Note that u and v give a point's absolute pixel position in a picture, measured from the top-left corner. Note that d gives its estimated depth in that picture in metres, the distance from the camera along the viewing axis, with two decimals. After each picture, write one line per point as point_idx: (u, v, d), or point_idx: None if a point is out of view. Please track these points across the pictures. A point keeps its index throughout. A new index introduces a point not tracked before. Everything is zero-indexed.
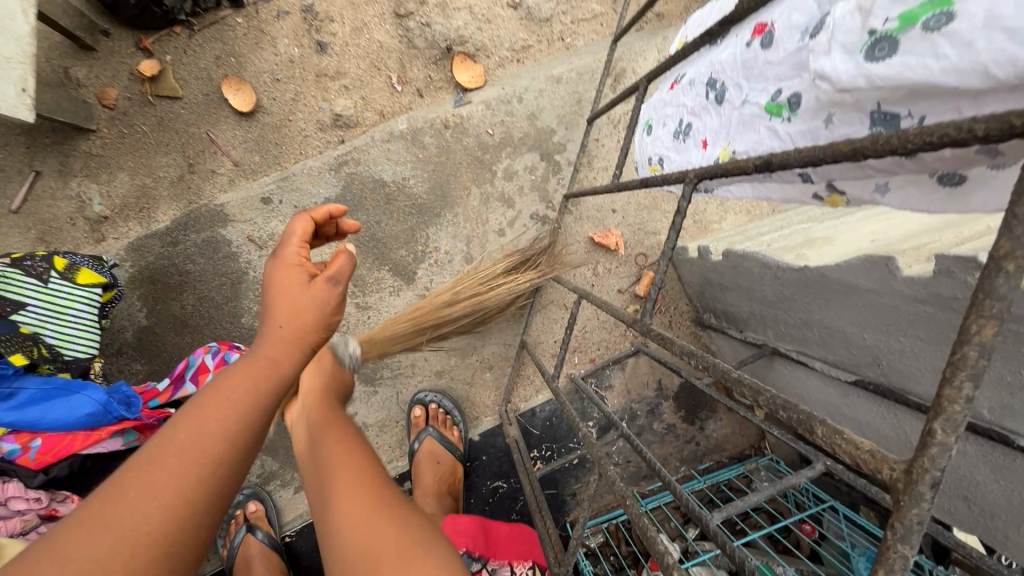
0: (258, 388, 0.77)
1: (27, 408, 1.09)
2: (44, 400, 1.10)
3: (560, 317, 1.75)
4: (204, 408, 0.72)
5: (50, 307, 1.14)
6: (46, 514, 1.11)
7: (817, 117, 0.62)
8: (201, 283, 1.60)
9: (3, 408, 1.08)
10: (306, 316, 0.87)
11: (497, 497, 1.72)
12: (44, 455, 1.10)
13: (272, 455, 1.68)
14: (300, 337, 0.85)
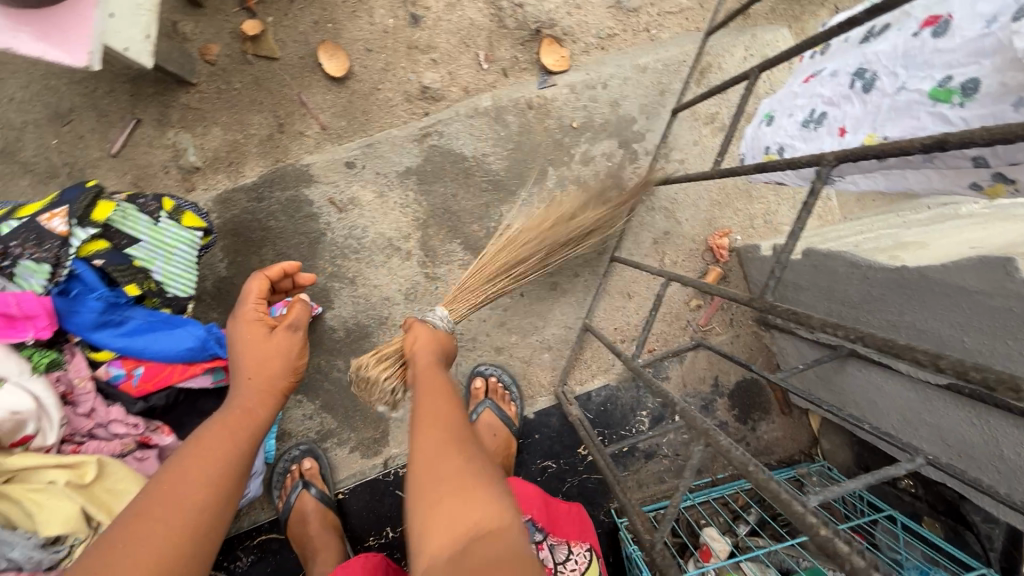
0: (232, 449, 0.98)
1: (135, 337, 1.13)
2: (150, 332, 1.14)
3: (622, 305, 1.76)
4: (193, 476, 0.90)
5: (158, 244, 1.19)
6: (140, 441, 1.15)
7: (1001, 101, 0.69)
8: (281, 239, 1.65)
9: (113, 334, 1.12)
10: (274, 364, 1.10)
11: (545, 477, 1.73)
12: (145, 384, 1.15)
13: (331, 413, 1.71)
14: (268, 386, 1.09)
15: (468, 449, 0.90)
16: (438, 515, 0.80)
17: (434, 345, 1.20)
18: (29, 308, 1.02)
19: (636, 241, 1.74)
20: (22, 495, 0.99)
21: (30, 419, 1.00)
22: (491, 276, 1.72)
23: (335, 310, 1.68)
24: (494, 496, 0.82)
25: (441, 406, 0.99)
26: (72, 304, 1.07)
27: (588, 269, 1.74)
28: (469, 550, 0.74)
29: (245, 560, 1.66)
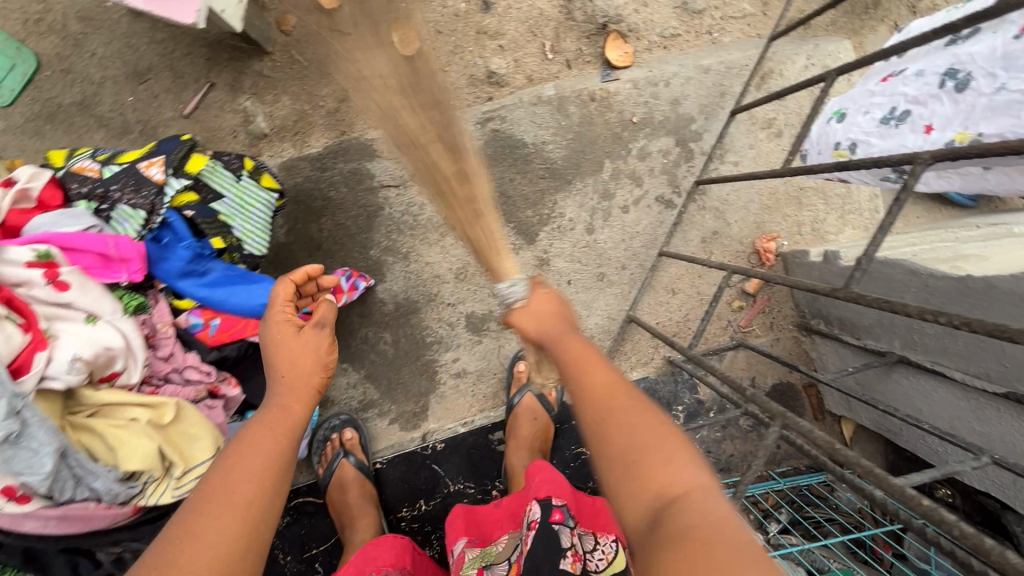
0: (264, 455, 0.86)
1: (216, 289, 1.17)
2: (230, 284, 1.18)
3: (666, 301, 1.79)
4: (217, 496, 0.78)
5: (239, 201, 1.22)
6: (211, 391, 1.18)
7: None
8: (341, 211, 1.69)
9: (196, 283, 1.16)
10: (307, 360, 1.01)
11: (579, 463, 1.76)
12: (221, 334, 1.19)
13: (374, 383, 1.74)
14: (306, 383, 1.00)
15: (638, 411, 0.79)
16: (624, 485, 0.73)
17: (559, 318, 0.97)
18: (127, 251, 1.06)
19: (685, 239, 1.77)
20: (106, 428, 1.02)
21: (119, 357, 1.03)
22: (540, 262, 1.74)
23: (387, 284, 1.72)
24: (686, 461, 0.72)
25: (597, 373, 0.87)
26: (162, 252, 1.13)
27: (635, 262, 1.77)
28: (663, 517, 0.68)
29: (281, 520, 1.71)
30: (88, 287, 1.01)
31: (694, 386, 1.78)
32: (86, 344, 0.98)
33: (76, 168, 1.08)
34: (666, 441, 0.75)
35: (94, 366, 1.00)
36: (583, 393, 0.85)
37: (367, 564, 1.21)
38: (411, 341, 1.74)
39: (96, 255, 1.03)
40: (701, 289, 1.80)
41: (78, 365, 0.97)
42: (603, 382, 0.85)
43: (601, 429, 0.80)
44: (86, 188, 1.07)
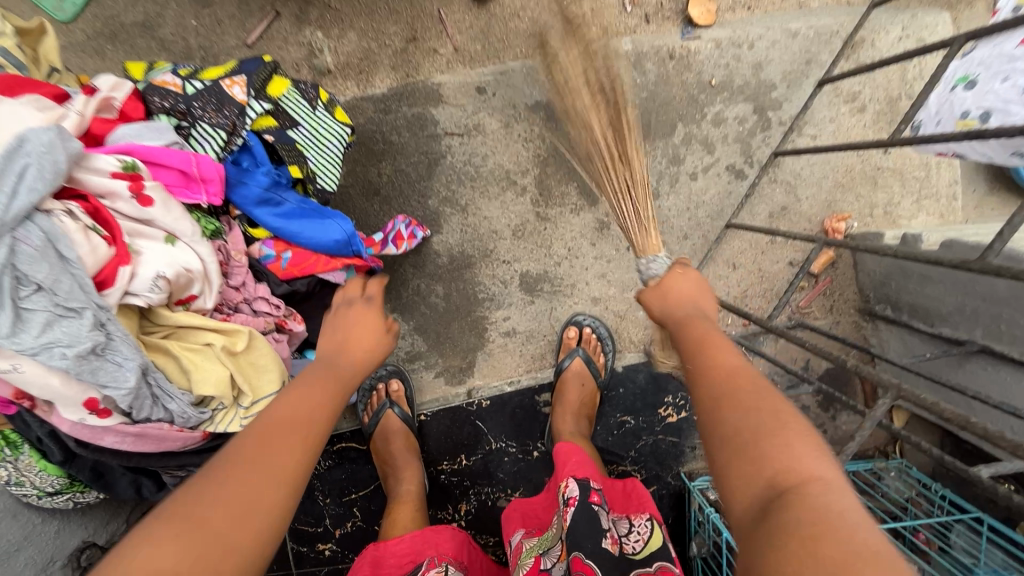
0: (307, 416, 0.85)
1: (289, 219, 1.14)
2: (304, 216, 1.15)
3: (725, 275, 1.74)
4: (257, 439, 0.77)
5: (314, 132, 1.17)
6: (278, 325, 1.16)
7: None
8: (401, 156, 1.64)
9: (271, 213, 1.13)
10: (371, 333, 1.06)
11: (622, 431, 1.75)
12: (292, 268, 1.17)
13: (423, 336, 1.72)
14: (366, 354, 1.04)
15: (762, 402, 0.75)
16: (737, 468, 0.69)
17: (692, 301, 1.06)
18: (208, 171, 1.02)
19: (751, 212, 1.71)
20: (181, 350, 1.01)
21: (197, 281, 1.00)
22: (601, 225, 1.70)
23: (442, 236, 1.68)
24: (812, 452, 0.66)
25: (723, 358, 0.86)
26: (241, 176, 1.10)
27: (698, 233, 1.72)
28: (774, 504, 0.62)
29: (323, 464, 1.73)
30: (170, 204, 0.98)
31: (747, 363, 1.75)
32: (167, 263, 0.95)
33: (158, 82, 1.05)
34: (790, 431, 0.69)
35: (174, 287, 0.97)
36: (707, 373, 0.85)
37: (428, 548, 1.19)
38: (463, 296, 1.71)
39: (177, 172, 1.00)
40: (763, 266, 1.74)
41: (160, 284, 0.94)
42: (727, 369, 0.84)
43: (718, 409, 0.78)
44: (167, 102, 1.03)
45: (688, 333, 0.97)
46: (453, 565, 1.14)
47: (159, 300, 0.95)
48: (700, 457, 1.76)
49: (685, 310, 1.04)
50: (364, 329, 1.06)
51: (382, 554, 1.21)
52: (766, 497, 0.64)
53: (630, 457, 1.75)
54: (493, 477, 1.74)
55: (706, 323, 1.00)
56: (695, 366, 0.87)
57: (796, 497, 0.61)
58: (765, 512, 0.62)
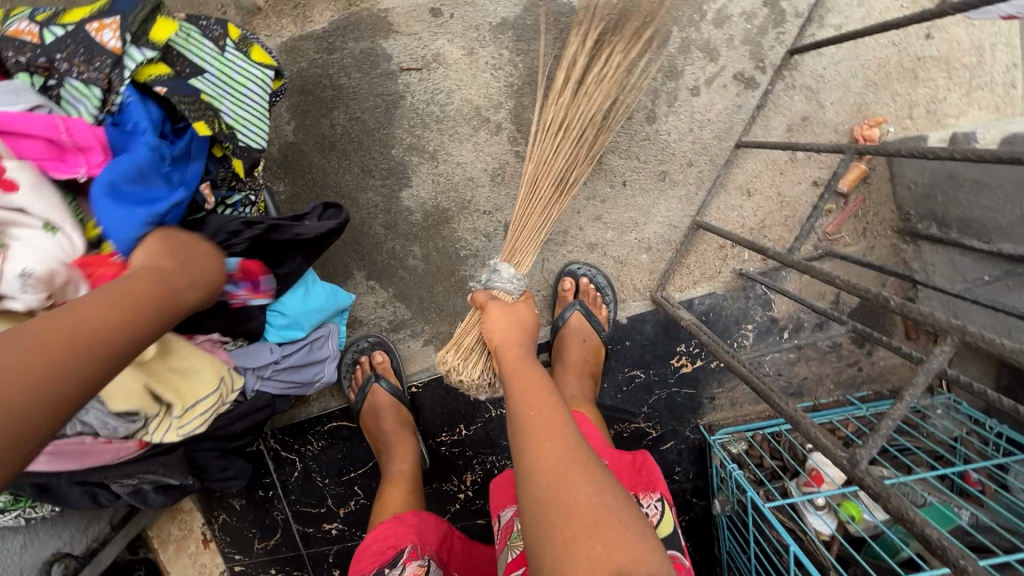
0: (127, 315, 0.74)
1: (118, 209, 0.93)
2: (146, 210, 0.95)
3: (738, 204, 1.51)
4: (71, 333, 0.66)
5: (226, 79, 1.07)
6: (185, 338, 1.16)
7: None
8: (354, 101, 1.44)
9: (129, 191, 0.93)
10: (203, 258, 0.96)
11: (632, 386, 1.59)
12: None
13: (405, 303, 1.56)
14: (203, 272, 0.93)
15: (600, 487, 0.79)
16: (579, 561, 0.70)
17: (524, 335, 1.17)
18: (81, 137, 0.92)
19: (766, 127, 1.46)
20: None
21: (83, 279, 0.91)
22: None
23: (413, 189, 1.49)
24: (651, 543, 0.74)
25: (549, 412, 0.94)
26: (125, 141, 0.95)
27: (704, 157, 1.49)
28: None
29: (316, 445, 1.64)
30: (39, 186, 0.88)
31: (768, 302, 1.55)
32: (43, 257, 0.86)
33: (12, 32, 0.91)
34: (619, 522, 0.74)
35: (56, 285, 0.88)
36: (540, 442, 0.88)
37: (410, 534, 1.14)
38: (443, 255, 1.53)
39: (44, 142, 0.89)
40: (782, 189, 1.51)
41: (32, 282, 0.84)
42: (556, 428, 0.90)
43: (544, 498, 0.79)
44: (24, 56, 0.90)
45: (516, 382, 1.04)
46: (435, 562, 1.12)
47: (39, 301, 0.85)
48: (720, 408, 1.61)
49: (505, 342, 1.14)
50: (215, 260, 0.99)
51: (361, 547, 1.15)
52: None
53: (643, 414, 1.60)
54: (497, 445, 1.63)
55: (530, 360, 1.11)
56: (525, 426, 0.93)
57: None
58: None
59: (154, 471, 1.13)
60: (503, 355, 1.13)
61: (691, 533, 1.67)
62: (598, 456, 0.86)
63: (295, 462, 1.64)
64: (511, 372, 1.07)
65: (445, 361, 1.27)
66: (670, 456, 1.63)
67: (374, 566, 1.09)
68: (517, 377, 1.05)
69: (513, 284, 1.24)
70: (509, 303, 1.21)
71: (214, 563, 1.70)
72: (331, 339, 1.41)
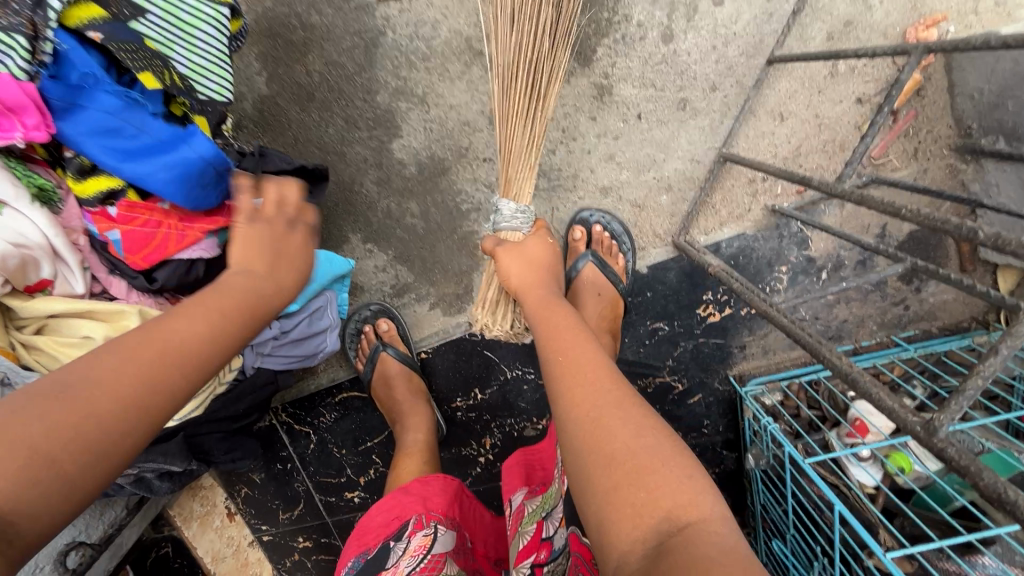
0: (207, 331, 0.74)
1: (148, 159, 0.86)
2: (172, 150, 0.87)
3: (770, 131, 1.34)
4: (152, 353, 0.67)
5: (174, 22, 0.89)
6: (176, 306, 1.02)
7: None
8: (329, 42, 1.28)
9: (127, 147, 0.84)
10: (284, 260, 0.92)
11: (655, 340, 1.48)
12: (134, 257, 0.91)
13: (407, 265, 1.45)
14: (280, 274, 0.90)
15: (640, 428, 0.72)
16: (623, 510, 0.65)
17: (546, 276, 1.05)
18: (8, 96, 0.74)
19: (803, 35, 1.26)
20: (54, 346, 0.88)
21: (45, 259, 0.85)
22: (601, 90, 1.31)
23: (404, 139, 1.35)
24: (702, 478, 0.67)
25: (582, 356, 0.86)
26: (75, 97, 0.80)
27: (729, 78, 1.31)
28: (665, 547, 0.61)
29: (329, 416, 1.59)
30: None
31: (805, 240, 1.40)
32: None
33: None
34: (664, 461, 0.68)
35: (10, 270, 0.82)
36: (573, 389, 0.81)
37: (415, 503, 1.08)
38: (443, 211, 1.40)
39: None
40: (820, 110, 1.33)
41: None
42: (593, 373, 0.82)
43: (585, 444, 0.73)
44: None
45: (544, 328, 0.95)
46: (443, 524, 1.06)
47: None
48: (751, 356, 1.50)
49: (527, 291, 1.02)
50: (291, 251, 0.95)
51: (365, 519, 1.11)
52: (657, 539, 0.62)
53: (667, 367, 1.50)
54: (514, 408, 1.56)
55: (560, 305, 1.00)
56: (557, 372, 0.86)
57: (688, 541, 0.60)
58: (658, 550, 0.61)
59: (154, 459, 1.13)
60: (527, 305, 1.02)
61: (723, 486, 1.60)
62: (640, 395, 0.79)
63: (309, 434, 1.61)
64: (539, 321, 0.98)
65: (476, 319, 1.18)
66: (698, 410, 1.54)
67: (379, 539, 1.05)
68: (544, 327, 0.96)
69: (520, 218, 1.05)
70: (517, 242, 1.05)
71: (241, 535, 1.70)
72: (330, 309, 1.29)
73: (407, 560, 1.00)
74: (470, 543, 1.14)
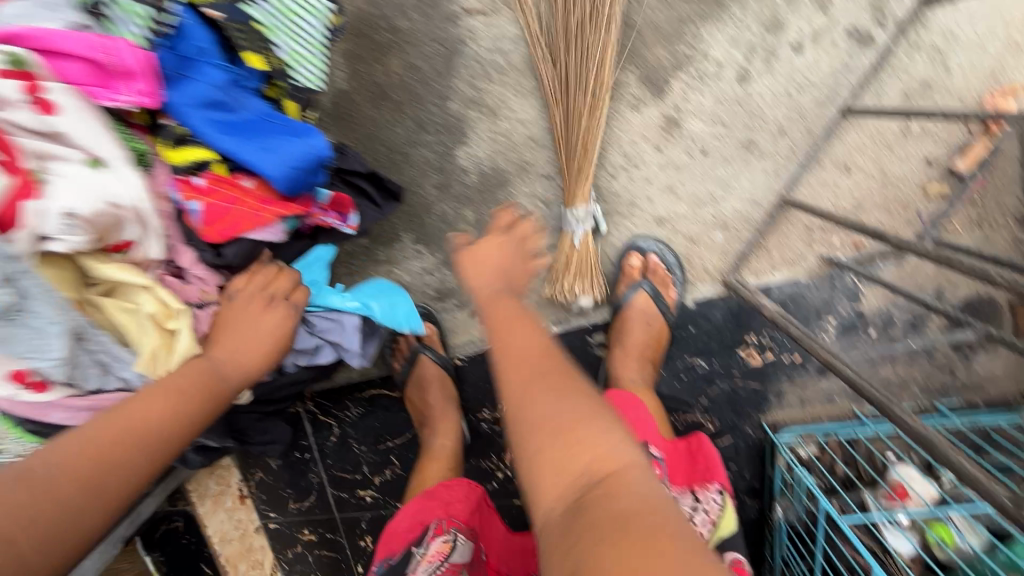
0: (170, 413, 0.82)
1: (242, 142, 0.86)
2: (263, 139, 0.87)
3: (834, 181, 1.33)
4: (118, 435, 0.75)
5: (282, 11, 0.92)
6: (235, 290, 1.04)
7: None
8: (412, 46, 1.32)
9: (223, 124, 0.84)
10: (262, 338, 0.97)
11: (691, 376, 1.46)
12: (208, 230, 0.90)
13: (453, 270, 1.45)
14: (257, 352, 0.97)
15: (567, 393, 0.71)
16: (545, 466, 0.65)
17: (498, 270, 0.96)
18: (126, 61, 0.76)
19: (880, 91, 1.27)
20: (120, 312, 0.86)
21: (132, 224, 0.82)
22: (670, 122, 1.33)
23: (469, 147, 1.37)
24: (619, 432, 0.67)
25: (523, 340, 0.80)
26: (184, 68, 0.82)
27: (799, 125, 1.31)
28: (585, 504, 0.61)
29: (354, 412, 1.59)
30: (83, 112, 0.76)
31: (857, 294, 1.39)
32: (84, 196, 0.74)
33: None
34: (590, 416, 0.68)
35: (101, 229, 0.77)
36: (508, 362, 0.77)
37: (437, 508, 1.08)
38: None
39: (87, 64, 0.75)
40: (888, 167, 1.32)
41: (77, 224, 0.73)
42: (529, 348, 0.78)
43: (517, 413, 0.71)
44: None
45: (488, 313, 0.88)
46: (463, 534, 1.05)
47: (85, 244, 0.75)
48: (788, 406, 1.47)
49: (473, 277, 0.95)
50: (270, 320, 0.99)
51: (390, 523, 1.09)
52: (578, 495, 0.62)
53: (700, 406, 1.47)
54: None
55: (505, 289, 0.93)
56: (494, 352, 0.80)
57: (606, 494, 0.60)
58: (578, 510, 0.61)
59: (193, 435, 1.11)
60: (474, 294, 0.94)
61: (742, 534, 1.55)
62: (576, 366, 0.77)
63: (332, 427, 1.60)
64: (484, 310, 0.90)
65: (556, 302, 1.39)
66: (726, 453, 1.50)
67: (402, 545, 1.04)
68: (489, 309, 0.88)
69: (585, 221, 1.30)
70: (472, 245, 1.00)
71: (249, 519, 1.68)
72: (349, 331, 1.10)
73: (425, 565, 1.01)
74: (484, 556, 1.11)
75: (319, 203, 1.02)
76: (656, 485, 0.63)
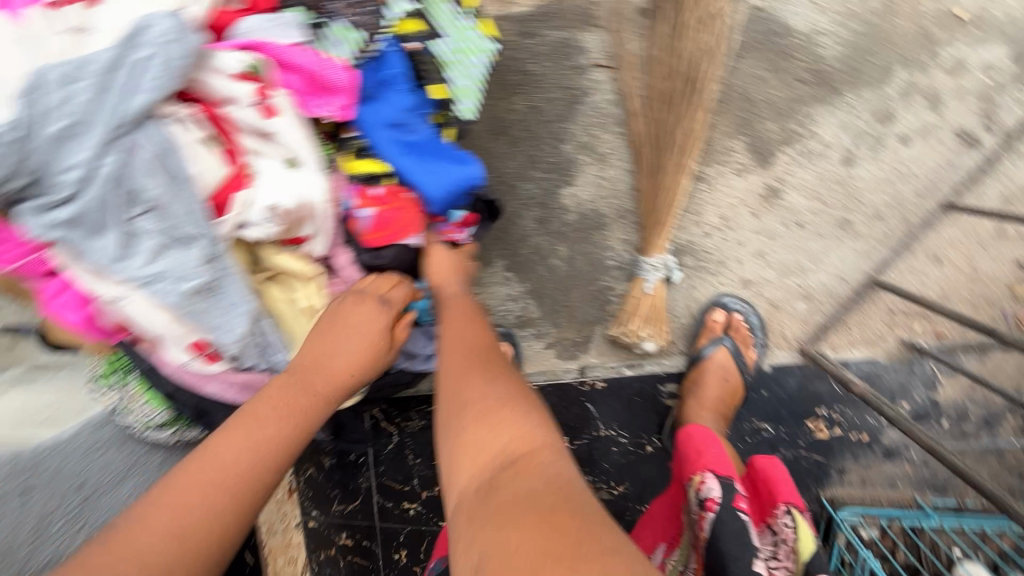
0: (262, 443, 0.81)
1: (410, 159, 0.98)
2: (428, 160, 0.98)
3: (923, 270, 1.37)
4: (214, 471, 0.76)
5: (458, 48, 1.02)
6: None
7: None
8: (539, 90, 1.41)
9: (398, 142, 0.97)
10: (361, 338, 0.96)
11: (756, 439, 1.46)
12: (364, 233, 0.98)
13: (537, 301, 1.48)
14: (353, 356, 0.94)
15: (496, 386, 0.82)
16: (466, 444, 0.75)
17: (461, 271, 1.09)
18: (338, 78, 0.92)
19: (978, 193, 1.34)
20: (281, 298, 0.98)
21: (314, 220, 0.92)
22: (771, 191, 1.39)
23: (575, 189, 1.44)
24: (534, 420, 0.77)
25: (468, 339, 0.92)
26: (378, 91, 0.97)
27: (896, 212, 1.36)
28: (495, 481, 0.70)
29: (416, 422, 1.66)
30: (294, 115, 0.91)
31: (933, 383, 1.41)
32: (286, 192, 0.87)
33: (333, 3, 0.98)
34: (508, 407, 0.78)
35: (290, 220, 0.89)
36: (450, 357, 0.89)
37: None
38: (587, 261, 1.46)
39: (307, 77, 0.91)
40: (979, 264, 1.36)
41: (276, 215, 0.87)
42: (471, 345, 0.91)
43: (451, 404, 0.82)
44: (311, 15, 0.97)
45: (445, 315, 1.00)
46: None
47: (274, 232, 0.89)
48: (849, 484, 1.46)
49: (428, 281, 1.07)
50: (366, 317, 0.97)
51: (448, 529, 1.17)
52: (491, 473, 0.71)
53: None
54: (596, 467, 1.49)
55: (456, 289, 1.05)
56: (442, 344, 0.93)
57: (515, 474, 0.69)
58: (487, 486, 0.70)
59: None
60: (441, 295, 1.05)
61: None
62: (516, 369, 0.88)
63: (393, 435, 1.66)
64: (442, 312, 1.02)
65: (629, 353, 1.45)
66: None
67: None
68: (446, 312, 1.01)
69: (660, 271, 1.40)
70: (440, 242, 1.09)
71: (293, 513, 1.68)
72: None
73: None
74: None
75: (452, 221, 1.08)
76: (568, 469, 0.72)
